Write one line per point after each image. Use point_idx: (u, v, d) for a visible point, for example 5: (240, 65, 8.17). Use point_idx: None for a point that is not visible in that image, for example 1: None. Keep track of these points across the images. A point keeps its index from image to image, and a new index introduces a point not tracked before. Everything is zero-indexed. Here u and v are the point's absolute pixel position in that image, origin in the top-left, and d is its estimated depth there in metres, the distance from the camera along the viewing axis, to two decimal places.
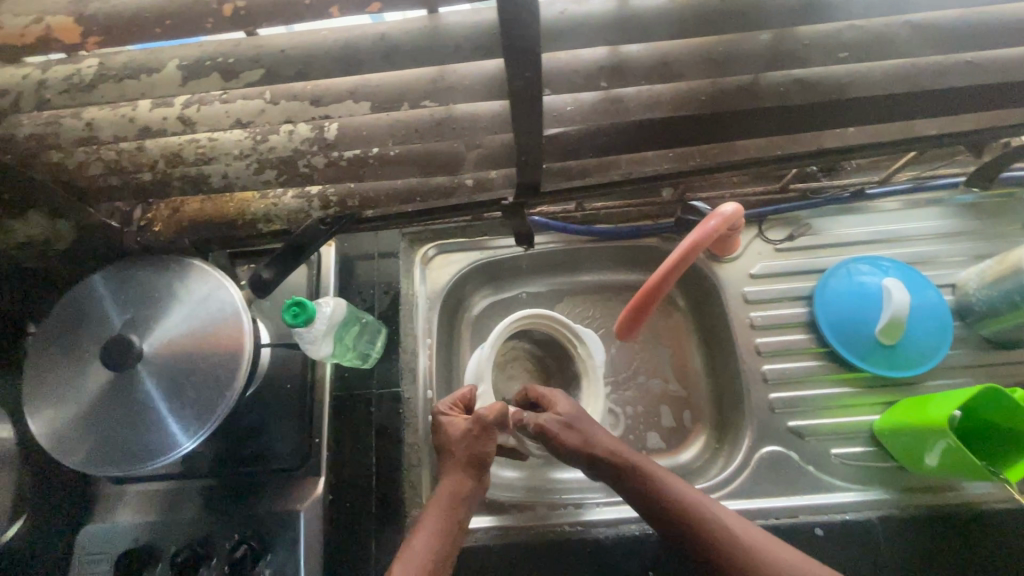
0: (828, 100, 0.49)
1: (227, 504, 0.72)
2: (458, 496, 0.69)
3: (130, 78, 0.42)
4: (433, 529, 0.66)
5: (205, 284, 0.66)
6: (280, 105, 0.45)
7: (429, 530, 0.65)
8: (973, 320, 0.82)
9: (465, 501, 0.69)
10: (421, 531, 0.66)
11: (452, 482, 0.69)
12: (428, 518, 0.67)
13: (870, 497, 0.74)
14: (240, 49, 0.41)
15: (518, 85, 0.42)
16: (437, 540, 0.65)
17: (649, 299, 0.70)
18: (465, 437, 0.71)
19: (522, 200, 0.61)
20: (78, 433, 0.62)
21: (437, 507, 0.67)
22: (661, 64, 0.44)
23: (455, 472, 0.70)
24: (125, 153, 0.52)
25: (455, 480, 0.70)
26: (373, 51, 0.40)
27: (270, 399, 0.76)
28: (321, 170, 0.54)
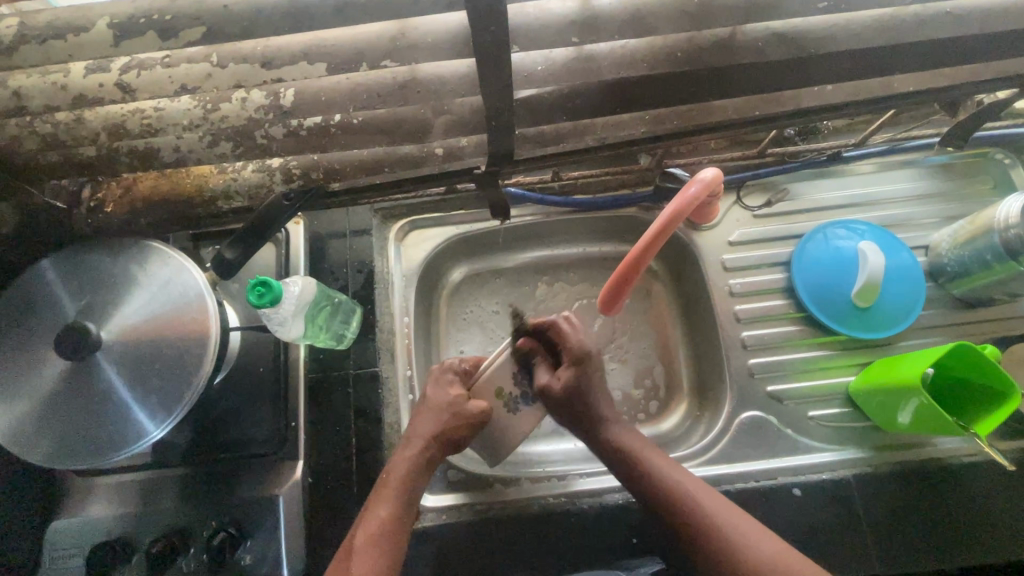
0: (806, 55, 0.48)
1: (203, 493, 0.70)
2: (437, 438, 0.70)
3: (55, 38, 0.38)
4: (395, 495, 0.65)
5: (164, 266, 0.63)
6: (228, 68, 0.42)
7: (405, 463, 0.68)
8: (945, 281, 0.83)
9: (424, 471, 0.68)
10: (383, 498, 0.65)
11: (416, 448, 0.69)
12: (388, 479, 0.67)
13: (845, 456, 0.76)
14: (177, 5, 0.37)
15: (483, 40, 0.39)
16: (410, 480, 0.67)
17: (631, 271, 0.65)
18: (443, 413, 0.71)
19: (495, 168, 0.58)
20: (37, 427, 0.59)
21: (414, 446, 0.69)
22: (634, 18, 0.42)
23: (435, 421, 0.71)
24: (62, 125, 0.48)
25: (435, 426, 0.70)
26: (324, 4, 0.37)
27: (244, 384, 0.74)
28: (280, 141, 0.51)
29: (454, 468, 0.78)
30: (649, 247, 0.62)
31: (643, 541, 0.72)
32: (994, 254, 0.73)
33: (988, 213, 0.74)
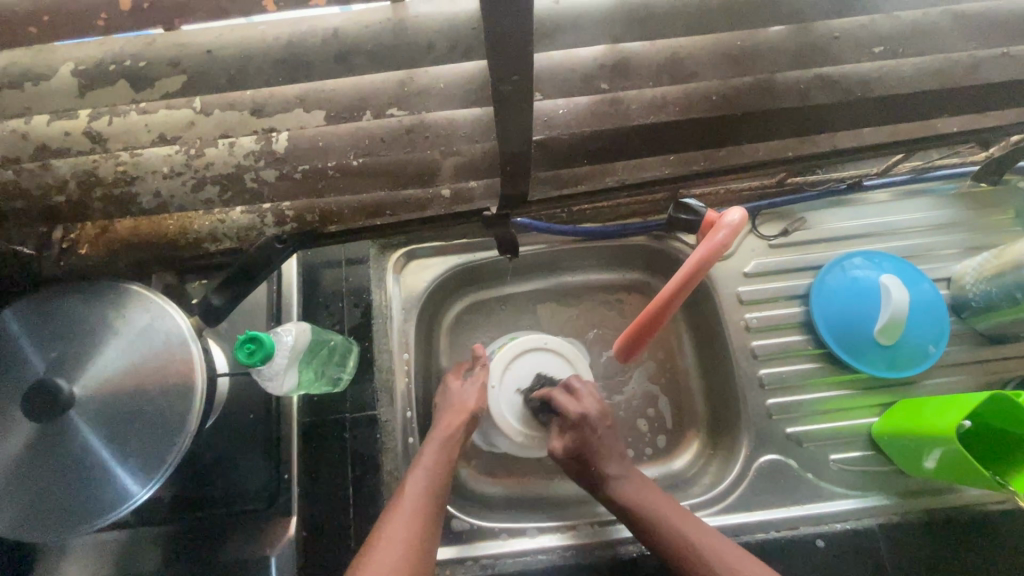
0: (851, 98, 0.43)
1: (187, 552, 0.65)
2: (453, 438, 0.70)
3: (10, 87, 0.33)
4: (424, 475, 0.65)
5: (143, 313, 0.57)
6: (213, 116, 0.37)
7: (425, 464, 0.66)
8: (968, 316, 0.80)
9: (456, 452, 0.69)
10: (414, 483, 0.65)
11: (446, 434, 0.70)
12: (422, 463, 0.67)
13: (869, 503, 0.72)
14: (153, 49, 0.32)
15: (504, 90, 0.35)
16: (429, 492, 0.64)
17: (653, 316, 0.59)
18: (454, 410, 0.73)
19: (507, 211, 0.54)
20: (2, 492, 0.54)
21: (435, 444, 0.68)
22: (671, 62, 0.37)
23: (455, 419, 0.71)
24: (25, 174, 0.43)
25: (453, 421, 0.71)
26: (324, 51, 0.33)
27: (232, 433, 0.68)
28: (273, 185, 0.46)
29: (458, 518, 0.74)
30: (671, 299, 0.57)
31: None
32: None
33: (1017, 248, 0.71)
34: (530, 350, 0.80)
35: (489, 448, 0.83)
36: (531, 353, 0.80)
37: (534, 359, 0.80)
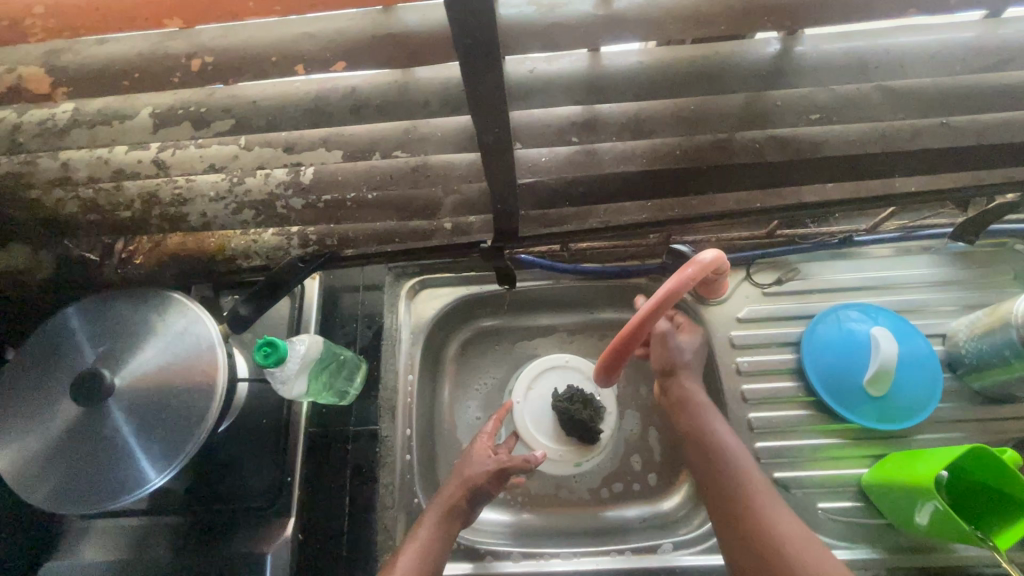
0: (803, 157, 0.49)
1: (194, 543, 0.70)
2: (452, 514, 0.70)
3: (101, 124, 0.42)
4: (429, 532, 0.68)
5: (182, 318, 0.66)
6: (253, 151, 0.46)
7: (420, 542, 0.67)
8: (963, 373, 0.80)
9: (461, 515, 0.71)
10: (418, 536, 0.68)
11: (451, 494, 0.72)
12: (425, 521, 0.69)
13: (858, 555, 0.71)
14: (212, 99, 0.41)
15: (489, 139, 0.42)
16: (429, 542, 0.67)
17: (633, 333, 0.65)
18: (481, 462, 0.76)
19: (500, 244, 0.61)
20: (41, 470, 0.61)
21: (432, 519, 0.69)
22: (634, 122, 0.44)
23: (458, 492, 0.72)
24: (103, 193, 0.52)
25: (454, 496, 0.71)
26: (344, 104, 0.40)
27: (245, 435, 0.75)
28: (298, 212, 0.54)
29: None
30: (645, 324, 0.63)
31: None
32: (1013, 350, 0.71)
33: (1005, 307, 0.72)
34: (551, 368, 0.92)
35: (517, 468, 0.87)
36: (552, 370, 0.92)
37: (557, 376, 0.91)
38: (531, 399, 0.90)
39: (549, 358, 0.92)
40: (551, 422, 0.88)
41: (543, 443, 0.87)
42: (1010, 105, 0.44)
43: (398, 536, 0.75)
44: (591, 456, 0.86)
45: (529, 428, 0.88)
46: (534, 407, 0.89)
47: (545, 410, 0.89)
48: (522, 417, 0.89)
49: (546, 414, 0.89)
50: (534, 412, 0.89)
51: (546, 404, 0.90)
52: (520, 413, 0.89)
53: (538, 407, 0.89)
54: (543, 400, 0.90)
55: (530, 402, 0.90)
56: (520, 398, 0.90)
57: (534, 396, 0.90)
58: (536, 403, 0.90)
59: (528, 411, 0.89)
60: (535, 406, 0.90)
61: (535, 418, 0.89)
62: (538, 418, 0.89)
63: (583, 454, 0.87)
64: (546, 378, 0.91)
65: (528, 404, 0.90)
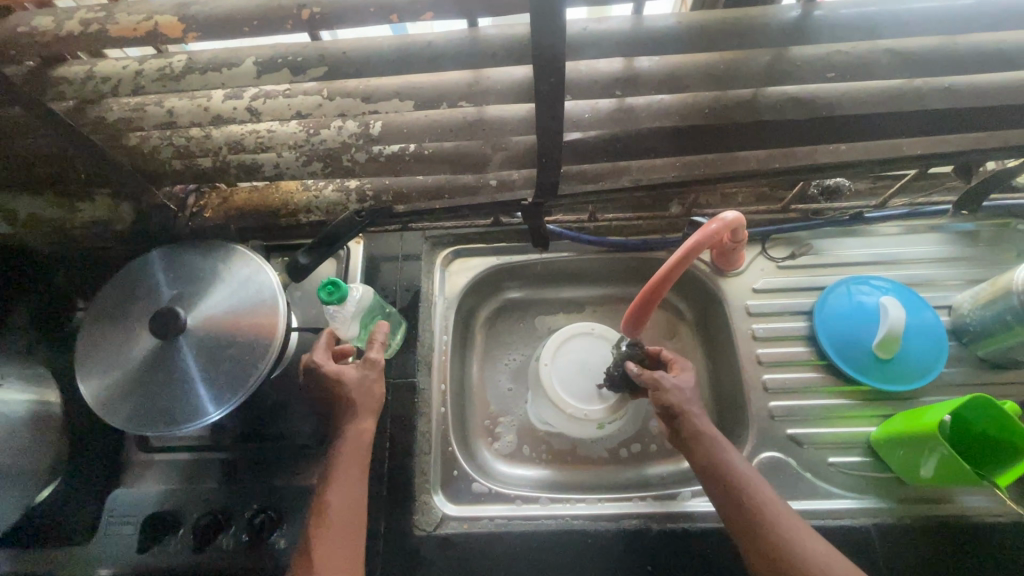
0: (819, 116, 0.55)
1: (247, 477, 0.76)
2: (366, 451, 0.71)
3: (213, 70, 0.49)
4: (349, 478, 0.69)
5: (246, 267, 0.72)
6: (336, 101, 0.52)
7: (350, 483, 0.69)
8: (968, 341, 0.85)
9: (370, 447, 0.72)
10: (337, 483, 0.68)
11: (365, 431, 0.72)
12: (344, 470, 0.69)
13: (866, 505, 0.76)
14: (307, 50, 0.48)
15: (544, 88, 0.48)
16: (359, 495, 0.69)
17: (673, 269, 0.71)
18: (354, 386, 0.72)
19: (540, 200, 0.67)
20: (121, 396, 0.67)
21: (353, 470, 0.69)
22: (670, 77, 0.50)
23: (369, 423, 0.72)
24: (193, 140, 0.59)
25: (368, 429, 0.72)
26: (421, 54, 0.47)
27: (295, 381, 0.81)
28: (363, 165, 0.61)
29: (479, 481, 0.82)
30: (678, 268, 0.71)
31: (657, 568, 0.74)
32: (1014, 315, 0.76)
33: (1007, 276, 0.77)
34: (579, 335, 0.95)
35: (545, 427, 0.94)
36: (579, 336, 0.94)
37: (584, 343, 0.94)
38: (559, 362, 0.92)
39: (578, 325, 0.95)
40: (577, 385, 0.90)
41: (569, 403, 0.89)
42: (1005, 67, 0.50)
43: (434, 479, 0.81)
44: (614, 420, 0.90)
45: (555, 389, 0.90)
46: (561, 370, 0.92)
47: (572, 373, 0.92)
48: (549, 378, 0.91)
49: (572, 377, 0.91)
50: (561, 374, 0.91)
51: (573, 367, 0.92)
52: (547, 374, 0.91)
53: (564, 369, 0.92)
54: (571, 363, 0.92)
55: (557, 365, 0.92)
56: (548, 360, 0.92)
57: (562, 359, 0.93)
58: (563, 366, 0.92)
59: (555, 372, 0.91)
60: (562, 368, 0.92)
61: (562, 380, 0.91)
62: (564, 380, 0.91)
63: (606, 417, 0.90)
64: (574, 342, 0.94)
65: (556, 366, 0.92)
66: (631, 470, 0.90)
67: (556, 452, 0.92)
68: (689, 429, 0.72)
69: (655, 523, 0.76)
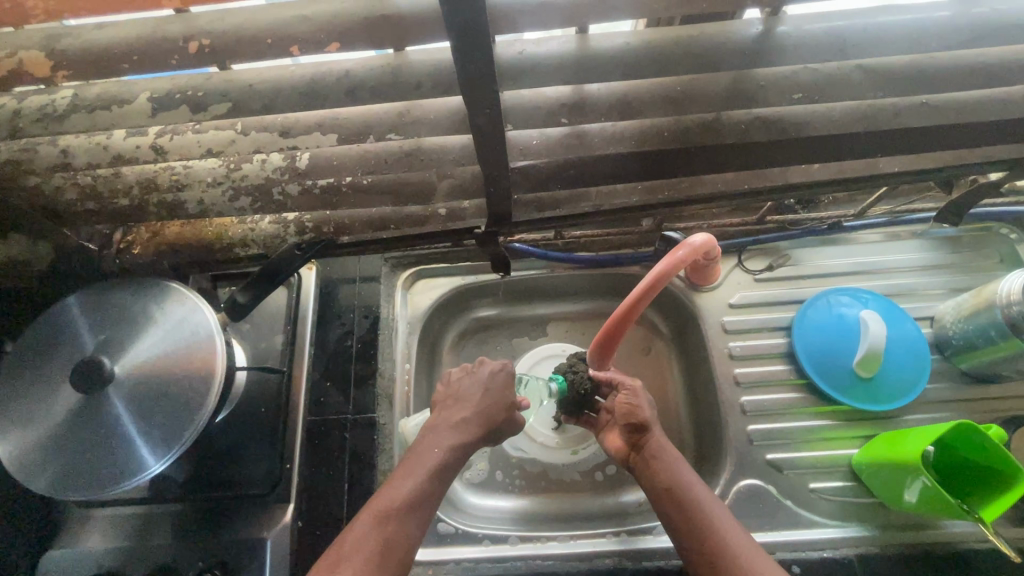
0: (788, 137, 0.50)
1: (192, 531, 0.71)
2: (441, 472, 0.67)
3: (101, 108, 0.43)
4: (418, 477, 0.66)
5: (180, 307, 0.66)
6: (250, 135, 0.47)
7: (410, 480, 0.65)
8: (951, 354, 0.82)
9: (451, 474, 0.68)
10: (409, 477, 0.66)
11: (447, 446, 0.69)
12: (421, 464, 0.67)
13: (848, 533, 0.73)
14: (209, 83, 0.42)
15: (480, 120, 0.43)
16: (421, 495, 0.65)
17: (648, 290, 0.66)
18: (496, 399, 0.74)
19: (494, 228, 0.62)
20: (44, 457, 0.61)
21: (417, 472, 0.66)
22: (621, 102, 0.45)
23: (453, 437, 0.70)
24: (102, 179, 0.53)
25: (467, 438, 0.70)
26: (338, 86, 0.41)
27: (245, 424, 0.76)
28: (295, 199, 0.55)
29: (445, 521, 0.77)
30: (653, 288, 0.65)
31: None
32: (997, 330, 0.72)
33: (989, 289, 0.74)
34: (551, 357, 0.94)
35: (518, 453, 0.89)
36: (551, 359, 0.94)
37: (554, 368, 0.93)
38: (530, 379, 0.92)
39: (550, 346, 0.95)
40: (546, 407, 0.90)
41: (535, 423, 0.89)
42: (988, 83, 0.45)
43: None
44: (586, 445, 0.90)
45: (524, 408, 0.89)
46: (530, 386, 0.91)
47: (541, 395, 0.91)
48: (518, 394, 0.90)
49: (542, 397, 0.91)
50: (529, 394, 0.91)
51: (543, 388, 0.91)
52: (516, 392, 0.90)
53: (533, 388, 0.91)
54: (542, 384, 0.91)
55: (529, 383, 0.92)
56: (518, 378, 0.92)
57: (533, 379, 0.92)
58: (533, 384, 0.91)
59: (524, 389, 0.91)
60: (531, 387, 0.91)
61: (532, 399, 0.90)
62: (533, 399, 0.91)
63: (577, 442, 0.90)
64: (544, 362, 0.94)
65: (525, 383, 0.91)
66: (607, 498, 0.86)
67: (529, 482, 0.88)
68: (653, 449, 0.69)
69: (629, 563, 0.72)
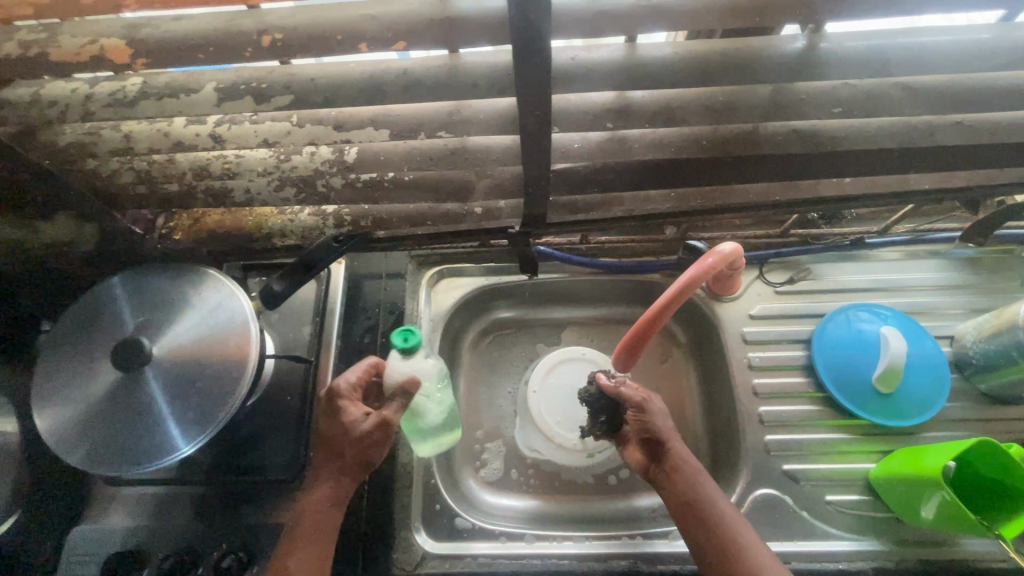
0: (823, 150, 0.52)
1: (216, 513, 0.73)
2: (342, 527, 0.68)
3: (170, 97, 0.45)
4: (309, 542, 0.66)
5: (217, 292, 0.68)
6: (305, 128, 0.49)
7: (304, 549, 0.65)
8: (971, 374, 0.82)
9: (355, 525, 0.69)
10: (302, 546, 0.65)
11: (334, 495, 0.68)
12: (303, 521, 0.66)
13: (863, 547, 0.73)
14: (272, 76, 0.44)
15: (529, 121, 0.44)
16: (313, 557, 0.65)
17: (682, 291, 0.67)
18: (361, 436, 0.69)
19: (528, 229, 0.63)
20: (80, 432, 0.63)
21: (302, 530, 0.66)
22: (664, 110, 0.47)
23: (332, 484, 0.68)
24: (156, 165, 0.55)
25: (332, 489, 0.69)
26: (396, 84, 0.43)
27: (271, 411, 0.77)
28: (338, 191, 0.57)
29: (462, 516, 0.78)
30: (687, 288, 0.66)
31: None
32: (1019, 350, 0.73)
33: (1012, 309, 0.74)
34: (570, 360, 0.93)
35: (534, 454, 0.90)
36: (570, 362, 0.93)
37: (574, 368, 0.92)
38: (546, 384, 0.91)
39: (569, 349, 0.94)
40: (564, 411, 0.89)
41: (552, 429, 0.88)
42: None
43: (416, 514, 0.77)
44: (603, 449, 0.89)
45: (540, 413, 0.89)
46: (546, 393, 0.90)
47: (559, 399, 0.90)
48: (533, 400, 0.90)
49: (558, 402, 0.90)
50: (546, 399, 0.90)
51: (560, 393, 0.91)
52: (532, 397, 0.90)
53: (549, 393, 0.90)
54: (559, 388, 0.91)
55: (544, 387, 0.91)
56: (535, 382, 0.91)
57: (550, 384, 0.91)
58: (550, 389, 0.91)
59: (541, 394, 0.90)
60: (547, 391, 0.91)
61: (549, 404, 0.90)
62: (550, 404, 0.90)
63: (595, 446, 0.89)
64: (562, 366, 0.92)
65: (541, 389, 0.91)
66: (621, 502, 0.87)
67: (545, 483, 0.89)
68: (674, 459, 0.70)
69: (644, 566, 0.73)
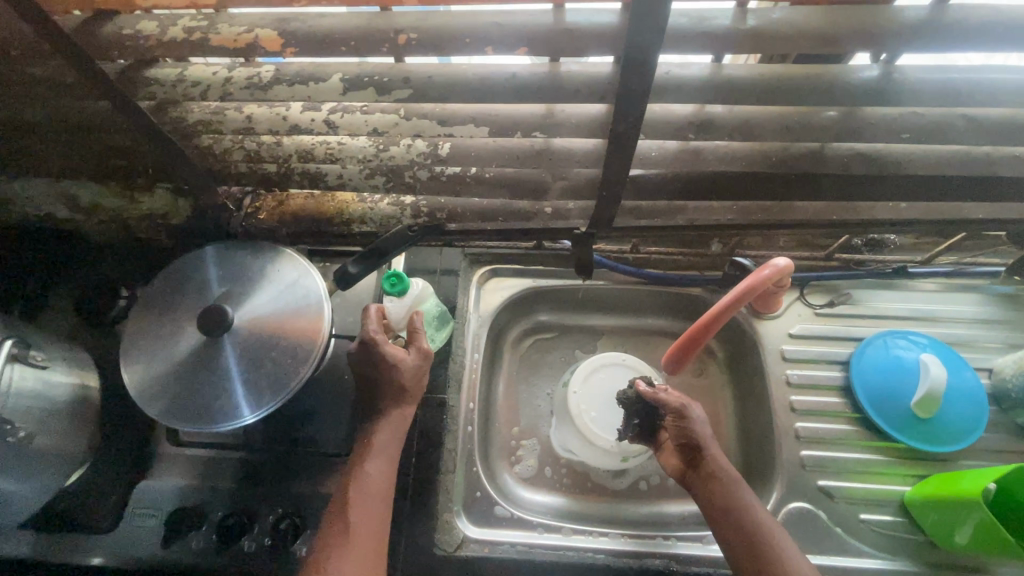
0: (885, 173, 0.55)
1: (271, 480, 0.76)
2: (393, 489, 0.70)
3: (300, 84, 0.50)
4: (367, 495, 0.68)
5: (294, 270, 0.73)
6: (411, 121, 0.54)
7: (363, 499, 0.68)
8: (1008, 407, 0.84)
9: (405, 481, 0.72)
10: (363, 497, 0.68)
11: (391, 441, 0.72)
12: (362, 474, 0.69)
13: (896, 566, 0.74)
14: (393, 71, 0.49)
15: (621, 127, 0.49)
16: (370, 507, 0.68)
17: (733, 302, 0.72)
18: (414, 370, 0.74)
19: (593, 230, 0.67)
20: (161, 387, 0.67)
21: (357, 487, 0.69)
22: (743, 125, 0.51)
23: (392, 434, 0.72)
24: (264, 145, 0.60)
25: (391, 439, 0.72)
26: (505, 85, 0.48)
27: (327, 388, 0.81)
28: (423, 183, 0.62)
29: (500, 504, 0.81)
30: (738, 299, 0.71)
31: None
32: None
33: None
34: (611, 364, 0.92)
35: (568, 455, 0.92)
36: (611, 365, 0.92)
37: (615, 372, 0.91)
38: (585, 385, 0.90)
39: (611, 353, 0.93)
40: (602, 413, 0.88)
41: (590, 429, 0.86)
42: None
43: (457, 499, 0.80)
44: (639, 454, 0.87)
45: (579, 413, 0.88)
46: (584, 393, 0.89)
47: (598, 401, 0.89)
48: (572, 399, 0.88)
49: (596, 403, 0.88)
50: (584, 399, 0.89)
51: (600, 394, 0.89)
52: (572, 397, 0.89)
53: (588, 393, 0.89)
54: (598, 390, 0.89)
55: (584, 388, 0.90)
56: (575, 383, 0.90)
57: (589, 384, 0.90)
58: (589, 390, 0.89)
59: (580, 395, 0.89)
60: (586, 392, 0.89)
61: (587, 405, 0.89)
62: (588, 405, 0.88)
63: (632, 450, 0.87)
64: (602, 368, 0.91)
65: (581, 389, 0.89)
66: (653, 506, 0.89)
67: (578, 482, 0.91)
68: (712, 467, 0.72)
69: (678, 567, 0.75)
